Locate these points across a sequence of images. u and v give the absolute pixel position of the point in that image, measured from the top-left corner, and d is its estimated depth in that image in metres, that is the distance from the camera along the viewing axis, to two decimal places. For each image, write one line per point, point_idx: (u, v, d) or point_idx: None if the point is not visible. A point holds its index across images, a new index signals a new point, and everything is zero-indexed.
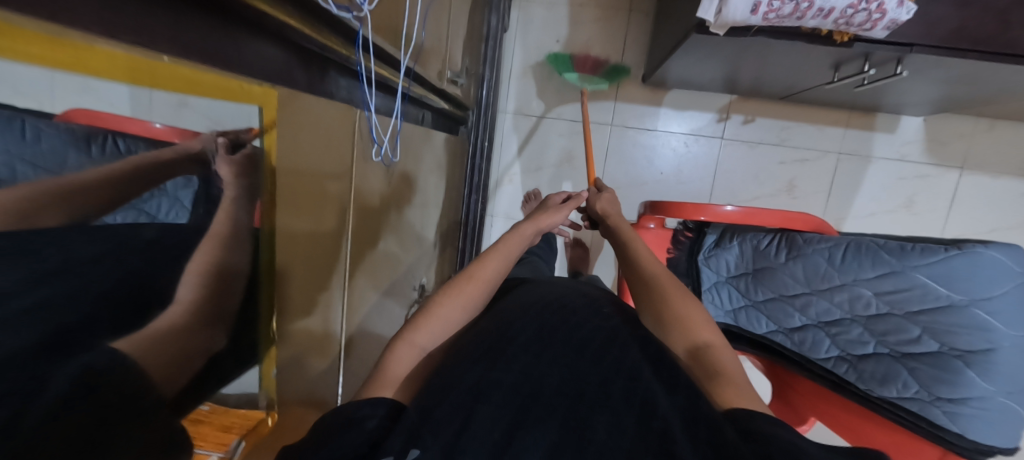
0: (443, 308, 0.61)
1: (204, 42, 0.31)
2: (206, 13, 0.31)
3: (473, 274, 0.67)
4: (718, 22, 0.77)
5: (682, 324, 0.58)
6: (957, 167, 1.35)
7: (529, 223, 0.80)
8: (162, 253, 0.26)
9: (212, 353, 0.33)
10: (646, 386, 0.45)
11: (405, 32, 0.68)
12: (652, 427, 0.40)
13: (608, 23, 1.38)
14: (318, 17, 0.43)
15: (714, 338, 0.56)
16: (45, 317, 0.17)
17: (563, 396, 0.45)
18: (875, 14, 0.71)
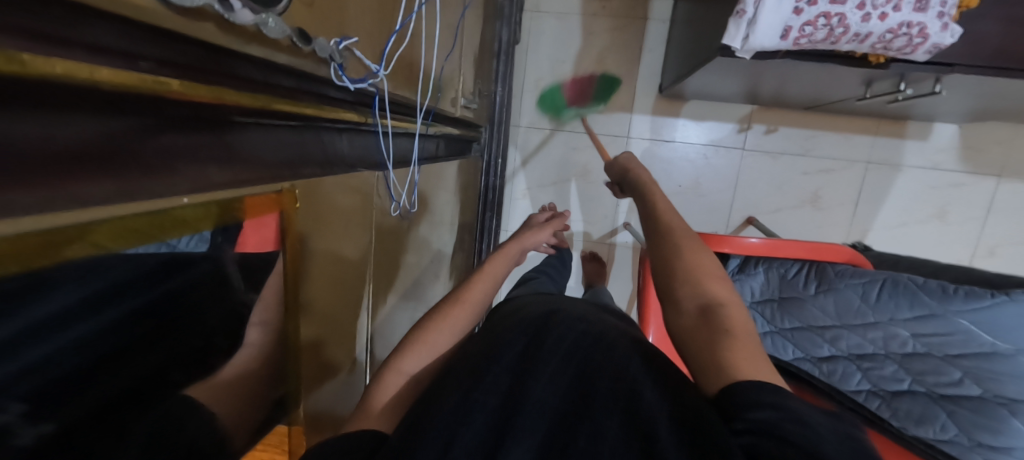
0: (431, 335, 0.59)
1: (216, 147, 0.30)
2: (220, 123, 0.30)
3: (461, 297, 0.65)
4: (745, 48, 0.73)
5: (690, 277, 0.50)
6: (993, 175, 1.29)
7: (515, 241, 0.84)
8: (183, 311, 0.28)
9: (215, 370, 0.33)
10: (636, 382, 0.41)
11: (422, 75, 0.67)
12: (638, 423, 0.36)
13: (622, 33, 1.33)
14: (329, 89, 0.41)
15: (728, 296, 0.48)
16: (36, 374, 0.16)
17: (550, 402, 0.41)
18: (916, 38, 0.67)
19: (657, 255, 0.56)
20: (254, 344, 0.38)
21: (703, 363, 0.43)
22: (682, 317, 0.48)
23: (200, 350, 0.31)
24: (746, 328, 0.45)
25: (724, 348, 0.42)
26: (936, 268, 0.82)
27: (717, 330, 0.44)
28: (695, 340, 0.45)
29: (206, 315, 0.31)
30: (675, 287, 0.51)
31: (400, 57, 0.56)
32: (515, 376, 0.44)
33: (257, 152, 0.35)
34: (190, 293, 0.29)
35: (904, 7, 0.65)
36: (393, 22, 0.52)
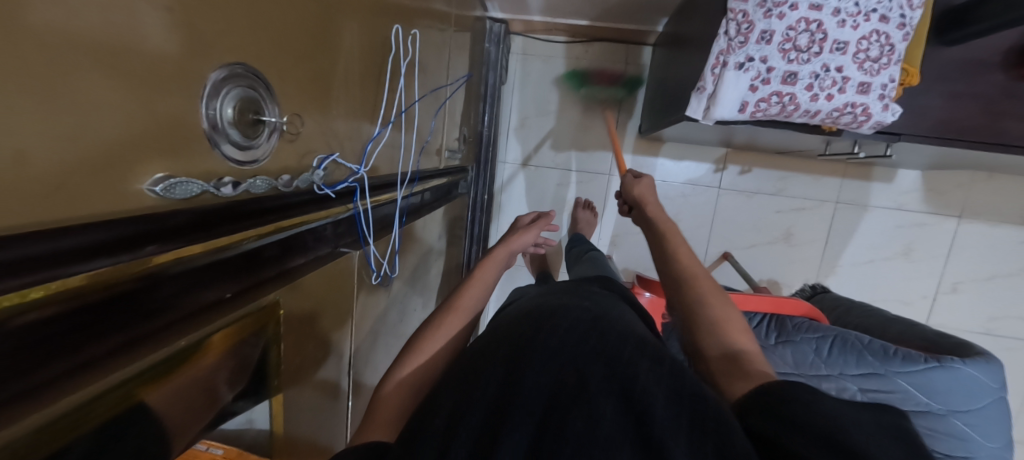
0: (429, 342, 0.59)
1: (233, 280, 0.35)
2: (244, 266, 0.36)
3: (454, 305, 0.67)
4: (707, 118, 0.79)
5: (716, 328, 0.55)
6: (955, 216, 1.35)
7: (501, 245, 0.87)
8: (184, 387, 0.32)
9: (216, 368, 0.35)
10: (632, 370, 0.43)
11: (405, 146, 0.74)
12: (640, 417, 0.39)
13: (603, 76, 1.43)
14: (327, 199, 0.48)
15: (750, 345, 0.53)
16: (61, 354, 0.20)
17: (551, 386, 0.42)
18: (860, 116, 0.73)
19: (683, 301, 0.61)
20: (254, 336, 0.40)
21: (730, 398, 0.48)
22: (710, 365, 0.53)
23: (208, 355, 0.34)
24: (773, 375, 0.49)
25: (739, 380, 0.48)
26: (887, 319, 0.88)
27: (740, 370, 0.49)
28: (724, 387, 0.49)
29: (199, 396, 0.34)
30: (701, 337, 0.56)
31: (381, 151, 0.64)
32: (510, 354, 0.46)
33: (265, 267, 0.39)
34: (191, 388, 0.33)
35: (848, 89, 0.71)
36: (373, 119, 0.59)
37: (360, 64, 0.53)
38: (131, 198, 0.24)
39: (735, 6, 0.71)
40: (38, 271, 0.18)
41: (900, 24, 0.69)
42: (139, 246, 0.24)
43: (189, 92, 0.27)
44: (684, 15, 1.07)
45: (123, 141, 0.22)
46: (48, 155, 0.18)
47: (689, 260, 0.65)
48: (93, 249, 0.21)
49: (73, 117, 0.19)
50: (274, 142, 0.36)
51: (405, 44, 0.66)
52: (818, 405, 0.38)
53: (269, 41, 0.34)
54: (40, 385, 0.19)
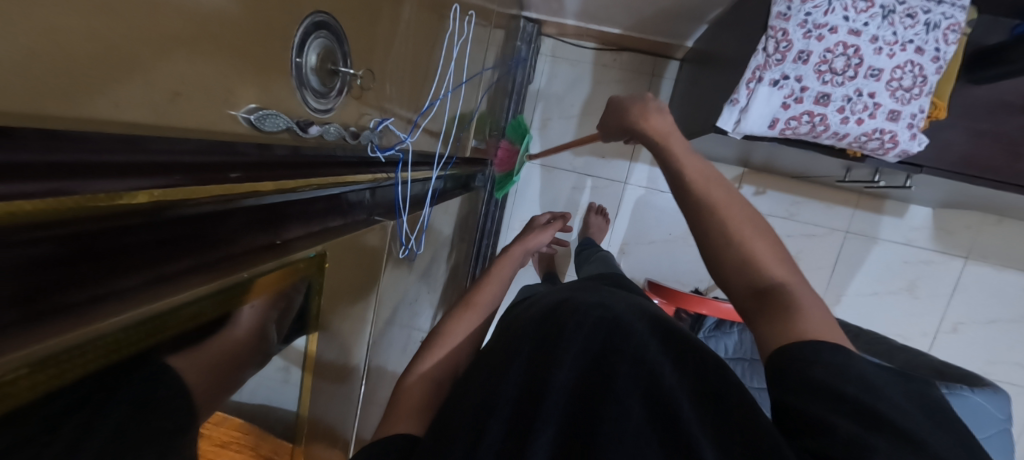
0: (449, 337, 0.63)
1: (254, 222, 0.34)
2: (261, 216, 0.36)
3: (472, 301, 0.71)
4: (737, 131, 0.80)
5: (745, 258, 0.49)
6: (961, 256, 1.37)
7: (517, 244, 0.92)
8: (233, 334, 0.32)
9: (262, 319, 0.36)
10: (653, 366, 0.45)
11: (441, 129, 0.76)
12: (668, 408, 0.40)
13: (629, 85, 1.46)
14: (365, 162, 0.48)
15: (783, 266, 0.48)
16: (79, 266, 0.20)
17: (570, 390, 0.43)
18: (887, 143, 0.75)
19: (710, 237, 0.51)
20: (300, 288, 0.40)
21: (759, 333, 0.46)
22: (740, 299, 0.49)
23: (253, 308, 0.34)
24: (809, 304, 0.46)
25: (774, 323, 0.45)
26: (894, 348, 0.89)
27: (775, 306, 0.46)
28: (757, 320, 0.47)
29: (243, 346, 0.34)
30: (729, 272, 0.49)
31: (422, 130, 0.66)
32: (534, 349, 0.48)
33: (291, 222, 0.39)
34: (237, 338, 0.33)
35: (879, 115, 0.73)
36: (419, 103, 0.62)
37: (414, 37, 0.54)
38: (199, 117, 0.24)
39: (775, 24, 0.73)
40: (95, 179, 0.19)
41: (934, 57, 0.71)
42: (208, 177, 0.26)
43: (268, 21, 0.27)
44: (715, 32, 1.09)
45: (204, 50, 0.22)
46: (131, 39, 0.18)
47: (708, 186, 0.52)
48: (159, 167, 0.22)
49: (160, 8, 0.19)
50: (345, 93, 0.39)
51: (453, 28, 0.68)
52: (866, 383, 0.37)
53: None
54: (95, 297, 0.20)
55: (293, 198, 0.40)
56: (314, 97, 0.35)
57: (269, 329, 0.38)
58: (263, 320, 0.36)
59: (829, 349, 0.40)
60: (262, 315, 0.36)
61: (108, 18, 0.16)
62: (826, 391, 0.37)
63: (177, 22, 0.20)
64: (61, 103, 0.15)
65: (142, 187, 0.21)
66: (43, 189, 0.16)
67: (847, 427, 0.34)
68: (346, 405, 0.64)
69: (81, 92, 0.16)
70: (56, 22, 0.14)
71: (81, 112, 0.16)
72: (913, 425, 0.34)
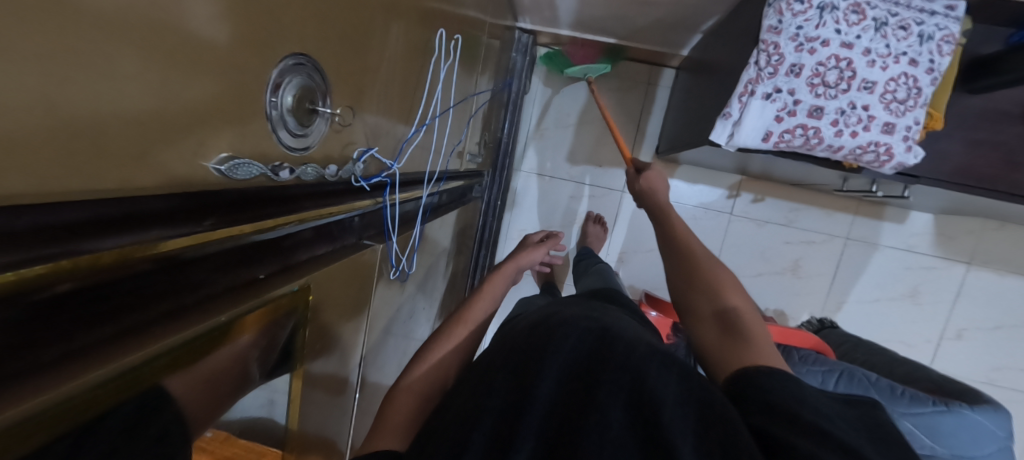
0: (438, 353, 0.63)
1: (240, 258, 0.35)
2: (247, 254, 0.36)
3: (465, 317, 0.71)
4: (731, 144, 0.80)
5: (712, 291, 0.63)
6: (963, 262, 1.36)
7: (511, 261, 0.94)
8: (217, 371, 0.31)
9: (247, 354, 0.35)
10: (642, 369, 0.45)
11: (432, 148, 0.76)
12: (649, 416, 0.40)
13: (626, 94, 1.46)
14: (342, 195, 0.48)
15: (743, 304, 0.61)
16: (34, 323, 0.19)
17: (556, 408, 0.43)
18: (883, 156, 0.74)
19: (681, 270, 0.69)
20: (285, 320, 0.40)
21: (716, 347, 0.58)
22: (705, 328, 0.61)
23: (240, 343, 0.33)
24: (760, 330, 0.57)
25: (732, 338, 0.57)
26: (896, 359, 0.88)
27: (731, 325, 0.58)
28: (717, 348, 0.58)
29: (228, 381, 0.34)
30: (698, 302, 0.63)
31: (412, 150, 0.67)
32: (519, 365, 0.48)
33: (288, 251, 0.41)
34: (222, 374, 0.32)
35: (873, 128, 0.72)
36: (405, 128, 0.63)
37: (398, 62, 0.55)
38: (171, 167, 0.23)
39: (766, 37, 0.72)
40: (58, 243, 0.19)
41: (929, 69, 0.70)
42: (182, 224, 0.27)
43: (242, 64, 0.27)
44: (711, 41, 1.09)
45: (177, 103, 0.22)
46: (104, 103, 0.18)
47: (688, 236, 0.73)
48: (127, 222, 0.23)
49: (137, 70, 0.19)
50: (325, 130, 0.39)
51: (440, 50, 0.69)
52: (797, 396, 0.43)
53: (319, 25, 0.35)
54: (75, 350, 0.20)
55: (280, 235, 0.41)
56: (294, 136, 0.36)
57: (254, 362, 0.37)
58: (250, 352, 0.36)
59: (774, 373, 0.47)
60: (249, 349, 0.35)
61: (75, 86, 0.16)
62: (766, 405, 0.43)
63: (141, 78, 0.20)
64: (35, 180, 0.15)
65: (121, 244, 0.22)
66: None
67: (790, 436, 0.38)
68: (340, 427, 0.64)
69: (52, 167, 0.16)
70: (30, 102, 0.14)
71: (51, 187, 0.17)
72: (840, 431, 0.38)
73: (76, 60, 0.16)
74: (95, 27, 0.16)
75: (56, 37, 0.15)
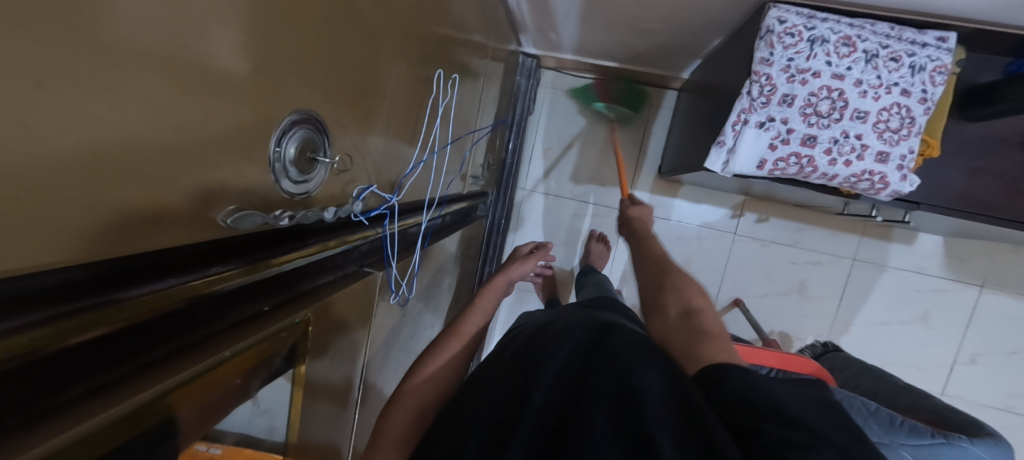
0: (431, 369, 0.64)
1: (250, 290, 0.37)
2: (259, 291, 0.39)
3: (457, 331, 0.72)
4: (726, 171, 0.81)
5: (678, 289, 0.64)
6: (976, 284, 1.33)
7: (501, 274, 0.95)
8: (214, 402, 0.33)
9: (246, 383, 0.38)
10: (632, 378, 0.46)
11: (431, 175, 0.79)
12: (642, 434, 0.40)
13: (628, 114, 1.49)
14: (343, 226, 0.51)
15: (705, 306, 0.61)
16: (57, 367, 0.21)
17: (541, 427, 0.45)
18: (878, 184, 0.75)
19: (650, 275, 0.70)
20: (282, 349, 0.42)
21: (679, 348, 0.56)
22: (669, 324, 0.60)
23: (239, 374, 0.36)
24: (718, 329, 0.57)
25: (692, 337, 0.55)
26: (899, 387, 0.87)
27: (695, 327, 0.57)
28: (679, 340, 0.57)
29: (224, 407, 0.35)
30: (665, 297, 0.64)
31: (412, 184, 0.71)
32: (511, 390, 0.50)
33: (293, 283, 0.43)
34: (220, 402, 0.34)
35: (867, 157, 0.73)
36: (404, 163, 0.66)
37: (399, 99, 0.59)
38: (173, 221, 0.26)
39: (758, 68, 0.74)
40: (88, 296, 0.22)
41: (922, 99, 0.71)
42: (189, 270, 0.29)
43: (237, 122, 0.30)
44: (710, 66, 1.11)
45: (178, 165, 0.25)
46: (112, 174, 0.20)
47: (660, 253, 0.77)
48: (141, 271, 0.25)
49: (143, 144, 0.22)
50: (325, 175, 0.43)
51: (440, 85, 0.72)
52: (773, 397, 0.41)
53: (315, 81, 0.38)
54: (89, 390, 0.22)
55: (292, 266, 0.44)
56: (299, 179, 0.39)
57: (250, 388, 0.39)
58: (250, 379, 0.38)
59: (741, 374, 0.45)
60: (249, 380, 0.38)
61: (84, 166, 0.19)
62: (740, 409, 0.41)
63: (145, 148, 0.22)
64: (43, 249, 0.18)
65: (141, 295, 0.25)
66: (38, 319, 0.19)
67: (767, 428, 0.38)
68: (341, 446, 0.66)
69: (59, 235, 0.18)
70: (44, 188, 0.17)
71: (57, 255, 0.19)
72: (803, 416, 0.39)
73: (78, 144, 0.18)
74: (100, 111, 0.19)
75: (65, 131, 0.17)
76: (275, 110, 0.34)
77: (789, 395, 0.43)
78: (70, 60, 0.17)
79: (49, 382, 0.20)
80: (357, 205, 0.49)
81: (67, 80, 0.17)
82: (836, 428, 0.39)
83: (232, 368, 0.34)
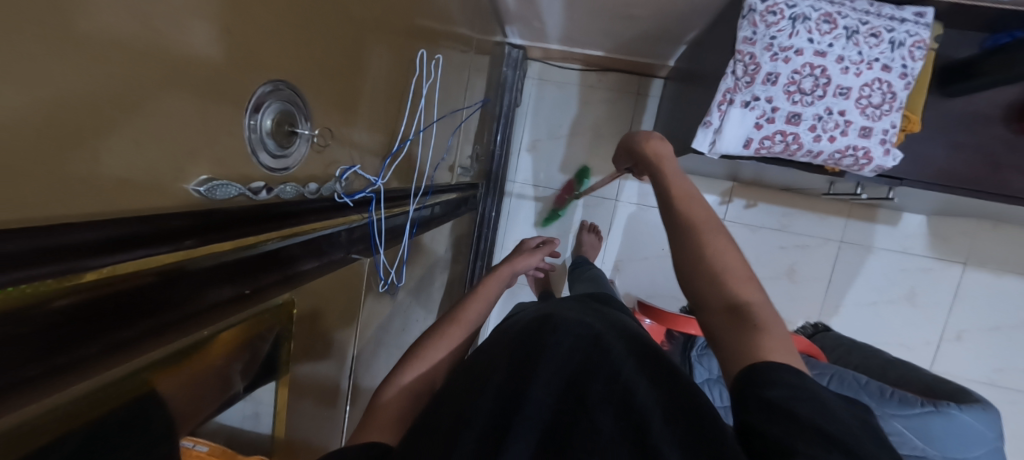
0: (431, 351, 0.64)
1: (239, 267, 0.37)
2: (251, 266, 0.38)
3: (458, 317, 0.72)
4: (713, 151, 0.82)
5: (717, 278, 0.53)
6: (959, 262, 1.36)
7: (506, 264, 0.95)
8: (189, 385, 0.33)
9: (227, 365, 0.37)
10: (628, 382, 0.49)
11: (417, 163, 0.78)
12: (637, 427, 0.43)
13: (616, 104, 1.49)
14: (330, 208, 0.50)
15: (756, 296, 0.51)
16: (52, 333, 0.21)
17: (542, 410, 0.45)
18: (861, 160, 0.76)
19: (684, 249, 0.56)
20: (263, 336, 0.41)
21: (722, 344, 0.51)
22: (713, 318, 0.52)
23: (217, 357, 0.35)
24: (773, 324, 0.50)
25: (742, 340, 0.48)
26: (887, 362, 0.89)
27: (742, 326, 0.49)
28: (724, 336, 0.51)
29: (205, 390, 0.35)
30: (702, 288, 0.53)
31: (396, 167, 0.69)
32: (512, 373, 0.50)
33: (283, 263, 0.43)
34: (199, 384, 0.34)
35: (851, 132, 0.74)
36: (389, 146, 0.65)
37: (383, 83, 0.58)
38: (152, 189, 0.25)
39: (742, 48, 0.74)
40: (66, 260, 0.21)
41: (902, 74, 0.72)
42: (169, 243, 0.28)
43: (215, 91, 0.29)
44: (695, 51, 1.11)
45: (160, 130, 0.25)
46: (96, 132, 0.20)
47: (685, 196, 0.60)
48: (130, 242, 0.25)
49: (124, 105, 0.22)
50: (305, 150, 0.42)
51: (424, 70, 0.71)
52: (816, 405, 0.40)
53: (294, 55, 0.38)
54: (58, 368, 0.21)
55: (284, 242, 0.43)
56: (277, 156, 0.38)
57: (231, 375, 0.39)
58: (232, 361, 0.38)
59: (779, 367, 0.44)
60: (228, 365, 0.38)
61: (65, 117, 0.18)
62: (776, 411, 0.40)
63: (126, 107, 0.22)
64: (28, 203, 0.17)
65: (121, 260, 0.24)
66: (20, 277, 0.18)
67: (797, 445, 0.36)
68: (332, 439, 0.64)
69: (44, 187, 0.18)
70: (25, 134, 0.16)
71: (42, 212, 0.18)
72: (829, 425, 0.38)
73: (65, 102, 0.18)
74: (81, 63, 0.18)
75: (50, 80, 0.17)
76: (254, 82, 0.33)
77: (827, 399, 0.42)
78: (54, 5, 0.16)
79: (29, 348, 0.19)
80: (340, 185, 0.49)
81: (47, 26, 0.16)
82: (874, 443, 0.38)
83: (206, 348, 0.34)
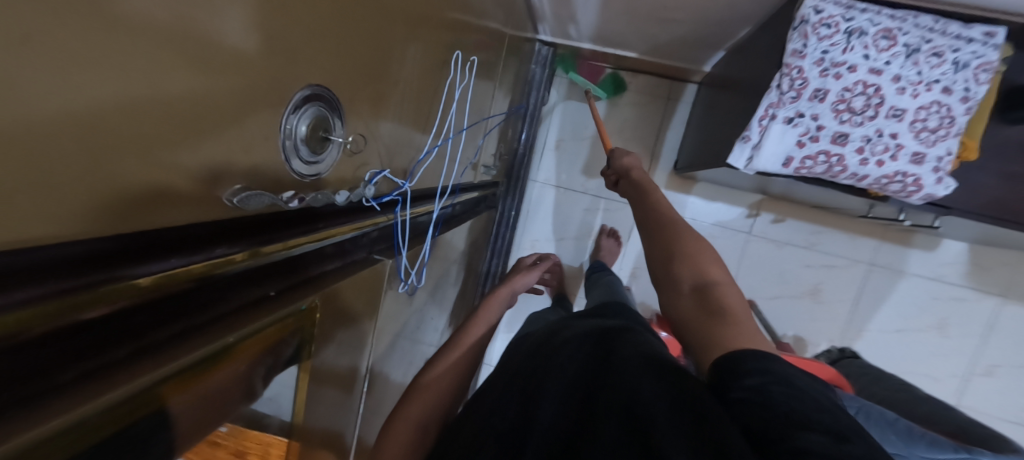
0: (432, 377, 0.63)
1: (257, 274, 0.37)
2: (266, 277, 0.38)
3: (459, 342, 0.71)
4: (749, 168, 0.78)
5: (682, 261, 0.60)
6: (998, 295, 1.29)
7: (505, 285, 0.93)
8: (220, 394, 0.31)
9: (251, 373, 0.36)
10: (631, 382, 0.45)
11: (444, 163, 0.77)
12: (641, 428, 0.40)
13: (644, 108, 1.45)
14: (354, 212, 0.50)
15: (722, 277, 0.58)
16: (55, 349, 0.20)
17: (559, 432, 0.44)
18: (910, 186, 0.72)
19: (658, 249, 0.65)
20: (286, 340, 0.40)
21: (692, 325, 0.54)
22: (680, 300, 0.58)
23: (247, 362, 0.34)
24: (738, 304, 0.54)
25: (715, 321, 0.52)
26: (916, 397, 0.85)
27: (711, 308, 0.54)
28: (694, 323, 0.54)
29: (231, 396, 0.33)
30: (673, 271, 0.60)
31: (425, 170, 0.69)
32: (529, 397, 0.48)
33: (300, 269, 0.43)
34: (226, 391, 0.32)
35: (901, 158, 0.70)
36: (417, 147, 0.64)
37: (414, 83, 0.57)
38: (184, 200, 0.25)
39: (790, 61, 0.70)
40: (84, 275, 0.20)
41: (964, 97, 0.67)
42: (193, 254, 0.28)
43: (250, 98, 0.28)
44: (733, 59, 1.07)
45: (192, 141, 0.24)
46: (126, 149, 0.19)
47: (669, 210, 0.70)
48: (152, 249, 0.24)
49: (164, 112, 0.21)
50: (338, 156, 0.41)
51: (456, 70, 0.70)
52: (792, 391, 0.39)
53: (330, 59, 0.37)
54: (92, 369, 0.21)
55: (305, 248, 0.43)
56: (309, 162, 0.38)
57: (254, 383, 0.37)
58: (257, 367, 0.36)
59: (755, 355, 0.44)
60: (257, 369, 0.36)
61: (97, 139, 0.17)
62: (755, 403, 0.40)
63: (158, 121, 0.21)
64: (46, 227, 0.16)
65: (153, 271, 0.24)
66: (42, 292, 0.18)
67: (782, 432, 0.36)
68: (347, 435, 0.65)
69: (66, 208, 0.17)
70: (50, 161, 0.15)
71: (60, 231, 0.17)
72: (828, 415, 0.37)
73: (99, 115, 0.17)
74: (113, 81, 0.17)
75: (79, 104, 0.16)
76: (289, 87, 0.32)
77: (800, 378, 0.41)
78: (83, 23, 0.15)
79: (42, 363, 0.19)
80: (371, 190, 0.48)
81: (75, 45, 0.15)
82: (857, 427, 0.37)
83: (240, 354, 0.32)
